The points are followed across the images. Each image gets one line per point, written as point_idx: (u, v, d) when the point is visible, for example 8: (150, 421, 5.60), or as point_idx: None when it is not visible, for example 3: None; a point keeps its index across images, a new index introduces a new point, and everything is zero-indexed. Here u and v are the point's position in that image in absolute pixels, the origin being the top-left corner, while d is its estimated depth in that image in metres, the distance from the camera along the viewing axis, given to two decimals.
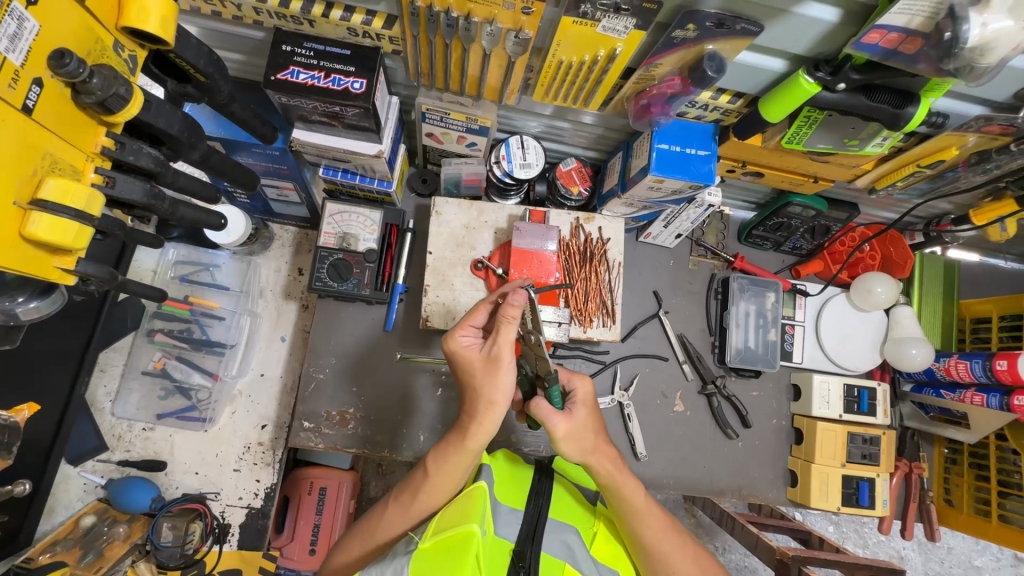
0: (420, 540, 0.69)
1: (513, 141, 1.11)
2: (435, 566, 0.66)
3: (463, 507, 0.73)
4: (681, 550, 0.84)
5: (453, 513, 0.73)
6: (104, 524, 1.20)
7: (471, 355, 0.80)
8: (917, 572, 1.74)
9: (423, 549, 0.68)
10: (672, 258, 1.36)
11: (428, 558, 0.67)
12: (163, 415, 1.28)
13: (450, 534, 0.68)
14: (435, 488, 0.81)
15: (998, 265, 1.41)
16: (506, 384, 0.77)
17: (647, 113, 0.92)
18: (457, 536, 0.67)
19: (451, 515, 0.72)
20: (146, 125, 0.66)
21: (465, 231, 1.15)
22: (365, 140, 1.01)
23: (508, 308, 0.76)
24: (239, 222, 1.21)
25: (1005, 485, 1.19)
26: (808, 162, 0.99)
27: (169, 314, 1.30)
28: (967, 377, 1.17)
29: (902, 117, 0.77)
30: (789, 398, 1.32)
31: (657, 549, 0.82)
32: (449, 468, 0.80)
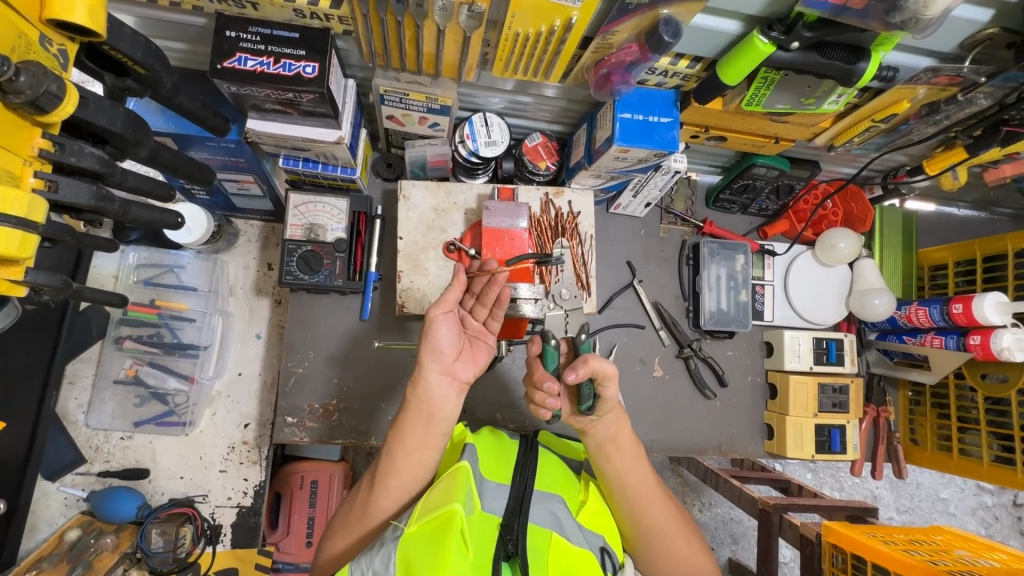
0: (406, 525, 0.70)
1: (476, 119, 1.09)
2: (423, 549, 0.67)
3: (448, 488, 0.74)
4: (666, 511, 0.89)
5: (440, 495, 0.74)
6: (90, 536, 1.17)
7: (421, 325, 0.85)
8: (889, 509, 1.84)
9: (412, 534, 0.68)
10: (643, 228, 1.37)
11: (417, 541, 0.68)
12: (141, 423, 1.25)
13: (435, 515, 0.69)
14: (408, 460, 0.79)
15: (953, 213, 1.46)
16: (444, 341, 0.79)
17: (608, 82, 0.91)
18: (442, 517, 0.68)
19: (437, 498, 0.73)
20: (85, 123, 0.63)
21: (434, 214, 1.13)
22: (324, 126, 0.98)
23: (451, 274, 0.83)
24: (200, 220, 1.17)
25: (965, 421, 1.26)
26: (769, 123, 1.01)
27: (136, 319, 1.27)
28: (926, 322, 1.23)
29: (855, 73, 0.78)
30: (762, 355, 1.37)
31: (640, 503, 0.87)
32: (414, 436, 0.79)
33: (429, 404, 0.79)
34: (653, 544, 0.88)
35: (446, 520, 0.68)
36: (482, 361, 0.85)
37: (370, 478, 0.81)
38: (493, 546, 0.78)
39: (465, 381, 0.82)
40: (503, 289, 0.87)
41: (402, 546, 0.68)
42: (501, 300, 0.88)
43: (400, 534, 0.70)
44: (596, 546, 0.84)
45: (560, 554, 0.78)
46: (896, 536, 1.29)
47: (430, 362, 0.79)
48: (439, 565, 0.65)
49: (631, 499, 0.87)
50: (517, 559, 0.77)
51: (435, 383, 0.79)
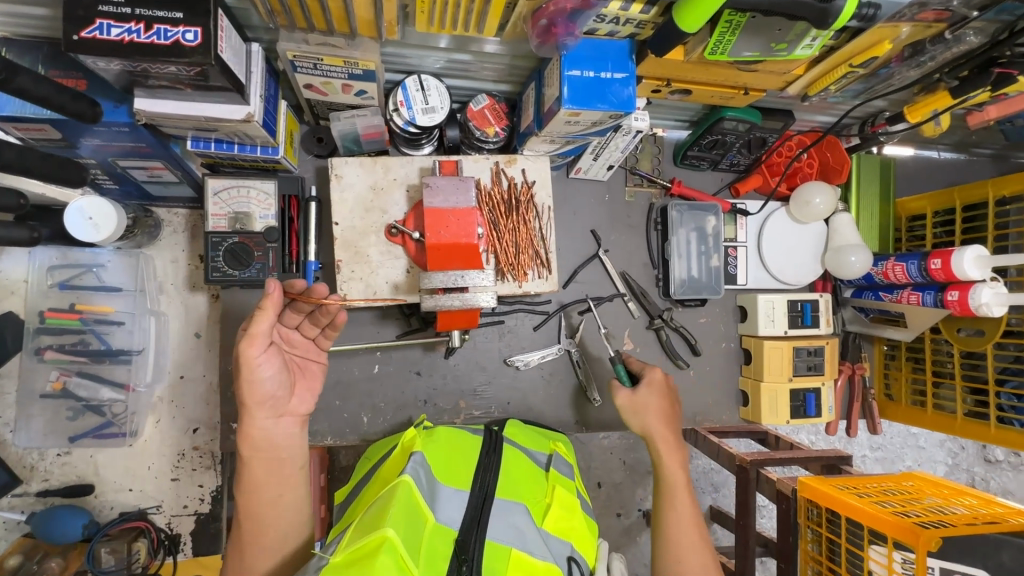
0: (329, 555, 0.65)
1: (410, 82, 0.96)
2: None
3: (384, 512, 0.70)
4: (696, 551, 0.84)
5: (373, 522, 0.70)
6: (32, 561, 1.12)
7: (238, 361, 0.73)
8: (862, 448, 1.87)
9: (336, 563, 0.63)
10: (607, 192, 1.27)
11: (340, 569, 0.62)
12: (77, 437, 1.15)
13: (362, 542, 0.65)
14: (265, 506, 0.74)
15: (932, 156, 1.38)
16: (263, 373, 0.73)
17: (550, 35, 0.79)
18: (372, 543, 0.65)
19: (369, 525, 0.69)
20: None
21: (373, 193, 1.02)
22: (227, 102, 0.84)
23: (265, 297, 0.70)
24: (109, 215, 1.01)
25: (939, 375, 1.23)
26: (736, 72, 0.90)
27: (57, 327, 1.13)
28: (904, 278, 1.17)
29: (831, 13, 0.67)
30: (736, 320, 1.31)
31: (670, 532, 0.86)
32: (267, 480, 0.75)
33: (273, 448, 0.76)
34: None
35: (374, 549, 0.64)
36: (319, 387, 0.83)
37: (233, 550, 0.74)
38: (445, 563, 0.73)
39: (304, 415, 0.79)
40: (337, 312, 0.82)
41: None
42: (334, 323, 0.83)
43: (324, 564, 0.64)
44: (563, 555, 0.84)
45: (519, 568, 0.77)
46: (869, 486, 1.27)
47: (260, 409, 0.74)
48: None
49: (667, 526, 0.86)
50: None
51: (272, 427, 0.76)
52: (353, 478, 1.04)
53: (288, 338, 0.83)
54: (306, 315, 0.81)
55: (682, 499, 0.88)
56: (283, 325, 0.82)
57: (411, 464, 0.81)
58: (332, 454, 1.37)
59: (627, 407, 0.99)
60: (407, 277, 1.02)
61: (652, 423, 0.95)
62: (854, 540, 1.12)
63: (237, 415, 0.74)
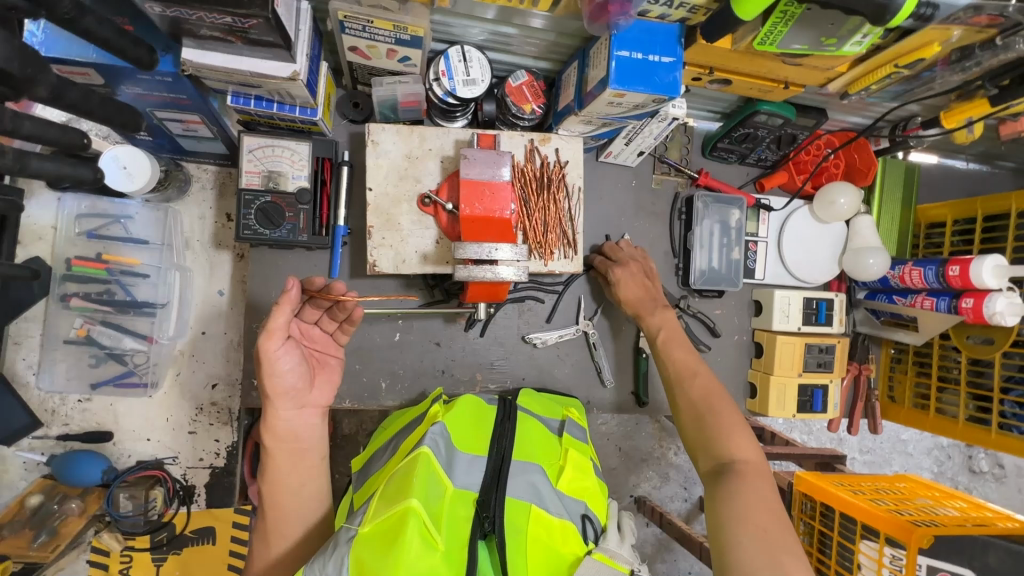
0: (359, 526, 0.72)
1: (452, 52, 0.96)
2: (376, 548, 0.69)
3: (407, 482, 0.76)
4: (695, 380, 1.00)
5: (395, 491, 0.76)
6: (53, 502, 1.15)
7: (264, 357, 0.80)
8: (852, 450, 1.91)
9: (364, 534, 0.71)
10: (635, 178, 1.28)
11: (367, 541, 0.70)
12: (98, 384, 1.17)
13: (388, 516, 0.72)
14: (288, 496, 0.85)
15: (956, 165, 1.39)
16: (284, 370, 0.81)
17: (604, 13, 0.79)
18: (396, 517, 0.71)
19: (392, 495, 0.75)
20: None
21: (407, 161, 1.02)
22: (274, 58, 0.84)
23: (285, 296, 0.77)
24: (144, 166, 1.02)
25: (945, 380, 1.26)
26: (779, 65, 0.90)
27: (83, 275, 1.15)
28: (920, 283, 1.19)
29: (889, 10, 0.67)
30: (750, 314, 1.34)
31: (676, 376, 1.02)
32: (288, 473, 0.85)
33: (295, 440, 0.85)
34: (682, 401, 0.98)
35: (401, 521, 0.70)
36: (336, 380, 0.91)
37: (259, 531, 0.85)
38: (468, 528, 0.78)
39: (323, 406, 0.89)
40: (354, 308, 0.89)
41: (356, 548, 0.69)
42: (352, 318, 0.91)
43: (354, 535, 0.71)
44: (577, 513, 0.87)
45: (540, 526, 0.80)
46: (863, 484, 1.30)
47: (282, 401, 0.83)
48: (396, 560, 0.67)
49: (672, 373, 1.03)
50: (493, 536, 0.78)
51: (293, 418, 0.85)
52: (370, 447, 1.07)
53: (308, 333, 0.91)
54: (328, 309, 0.90)
55: (678, 348, 1.06)
56: (304, 319, 0.91)
57: (428, 434, 0.84)
58: (337, 420, 1.39)
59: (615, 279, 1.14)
60: (436, 247, 1.03)
61: (637, 310, 1.13)
62: (846, 534, 1.15)
63: (262, 405, 0.83)
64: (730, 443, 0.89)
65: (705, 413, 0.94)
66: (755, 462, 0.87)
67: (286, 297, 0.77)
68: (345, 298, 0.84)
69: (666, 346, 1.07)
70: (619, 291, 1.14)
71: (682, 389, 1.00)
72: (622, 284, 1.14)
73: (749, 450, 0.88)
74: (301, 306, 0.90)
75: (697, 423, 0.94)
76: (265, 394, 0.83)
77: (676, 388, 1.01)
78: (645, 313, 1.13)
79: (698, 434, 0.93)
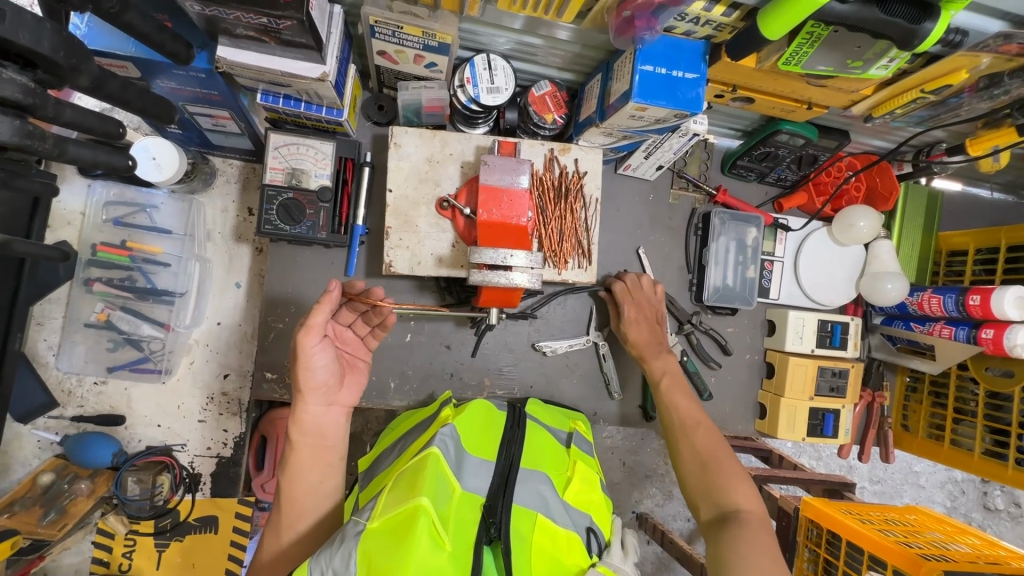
0: (367, 521, 0.72)
1: (478, 60, 0.97)
2: (387, 541, 0.69)
3: (419, 479, 0.76)
4: (701, 430, 1.02)
5: (407, 488, 0.76)
6: (64, 481, 1.17)
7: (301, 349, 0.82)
8: (862, 479, 1.88)
9: (373, 529, 0.71)
10: (652, 192, 1.28)
11: (376, 536, 0.70)
12: (114, 368, 1.20)
13: (398, 511, 0.72)
14: (302, 491, 0.86)
15: (980, 195, 1.37)
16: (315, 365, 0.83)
17: (630, 27, 0.80)
18: (406, 513, 0.71)
19: (404, 491, 0.75)
20: (4, 43, 0.51)
21: (428, 165, 1.04)
22: (305, 59, 0.86)
23: (327, 295, 0.80)
24: (172, 158, 1.05)
25: (960, 412, 1.23)
26: (803, 86, 0.90)
27: (106, 262, 1.18)
28: (938, 311, 1.17)
29: (918, 35, 0.68)
30: (762, 333, 1.32)
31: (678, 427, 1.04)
32: (306, 469, 0.86)
33: (318, 435, 0.87)
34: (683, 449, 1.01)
35: (411, 519, 0.71)
36: (364, 381, 0.95)
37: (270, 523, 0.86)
38: (476, 530, 0.78)
39: (349, 406, 0.91)
40: (387, 316, 0.95)
41: (364, 542, 0.69)
42: (384, 323, 0.97)
43: (362, 529, 0.71)
44: (583, 526, 0.87)
45: (545, 536, 0.80)
46: (872, 514, 1.27)
47: (313, 396, 0.85)
48: (406, 560, 0.67)
49: (675, 421, 1.05)
50: (499, 542, 0.78)
51: (321, 413, 0.87)
52: (376, 447, 1.08)
53: (341, 335, 0.95)
54: (363, 312, 0.95)
55: (680, 397, 1.08)
56: (340, 321, 0.95)
57: (439, 435, 0.85)
58: None
59: (630, 320, 1.14)
60: (452, 250, 1.04)
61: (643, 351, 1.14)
62: (852, 563, 1.12)
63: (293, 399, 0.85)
64: (736, 494, 0.91)
65: (708, 465, 0.96)
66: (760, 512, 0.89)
67: (328, 296, 0.80)
68: (382, 304, 0.90)
69: (666, 395, 1.08)
70: (628, 331, 1.14)
71: (687, 438, 1.01)
72: (632, 325, 1.14)
73: (753, 500, 0.91)
74: (338, 309, 0.94)
75: (700, 475, 0.96)
76: (297, 388, 0.85)
77: (679, 437, 1.02)
78: (649, 355, 1.13)
79: (702, 485, 0.95)
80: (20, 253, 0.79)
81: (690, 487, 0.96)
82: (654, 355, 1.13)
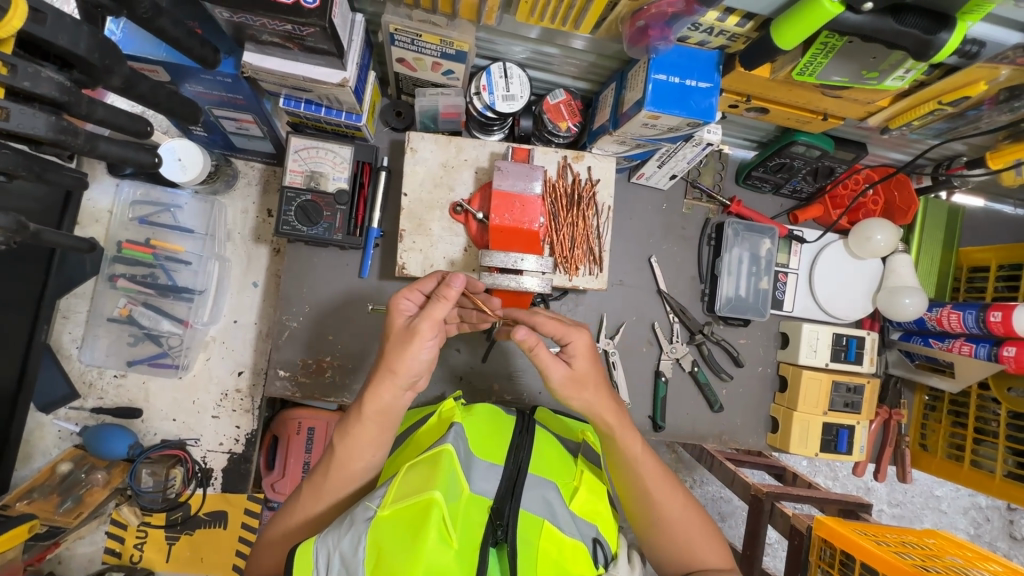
0: (378, 508, 0.73)
1: (494, 68, 0.99)
2: (397, 533, 0.70)
3: (431, 475, 0.77)
4: (671, 495, 0.87)
5: (420, 481, 0.76)
6: (82, 471, 1.20)
7: (398, 320, 0.80)
8: (880, 501, 1.83)
9: (384, 516, 0.72)
10: (665, 202, 1.28)
11: (386, 525, 0.71)
12: (134, 362, 1.23)
13: (411, 502, 0.73)
14: (344, 463, 0.79)
15: (1004, 211, 1.34)
16: (416, 357, 0.75)
17: (644, 37, 0.82)
18: (417, 506, 0.72)
19: (416, 483, 0.76)
20: (43, 43, 0.55)
21: (443, 170, 1.06)
22: (327, 65, 0.89)
23: (446, 287, 0.76)
24: (197, 159, 1.09)
25: (981, 433, 1.20)
26: (819, 96, 0.90)
27: (131, 258, 1.22)
28: (958, 327, 1.14)
29: (933, 46, 0.67)
30: (776, 346, 1.31)
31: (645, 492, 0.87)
32: (355, 441, 0.78)
33: (389, 417, 0.78)
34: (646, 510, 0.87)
35: (423, 511, 0.71)
36: None
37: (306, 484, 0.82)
38: (482, 530, 0.79)
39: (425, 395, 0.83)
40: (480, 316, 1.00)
41: (374, 529, 0.71)
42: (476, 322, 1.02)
43: (372, 516, 0.72)
44: (589, 537, 0.85)
45: (550, 543, 0.80)
46: (887, 536, 1.23)
47: (386, 385, 0.76)
48: (415, 553, 0.68)
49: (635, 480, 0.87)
50: (505, 545, 0.78)
51: (396, 399, 0.77)
52: None
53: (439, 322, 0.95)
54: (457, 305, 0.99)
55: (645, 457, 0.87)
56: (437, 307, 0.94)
57: (450, 433, 0.85)
58: None
59: (567, 385, 0.83)
60: (464, 254, 1.05)
61: (591, 400, 0.84)
62: None
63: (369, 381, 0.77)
64: (710, 560, 0.86)
65: (676, 534, 0.87)
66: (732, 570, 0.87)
67: (447, 290, 0.76)
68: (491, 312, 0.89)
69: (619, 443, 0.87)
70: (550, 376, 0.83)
71: (651, 505, 0.87)
72: (550, 366, 0.82)
73: (725, 560, 0.87)
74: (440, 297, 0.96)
75: (668, 542, 0.87)
76: (384, 370, 0.76)
77: (641, 503, 0.88)
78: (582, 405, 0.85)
79: (671, 551, 0.87)
80: (51, 243, 0.88)
81: (654, 550, 0.89)
82: (607, 412, 0.85)
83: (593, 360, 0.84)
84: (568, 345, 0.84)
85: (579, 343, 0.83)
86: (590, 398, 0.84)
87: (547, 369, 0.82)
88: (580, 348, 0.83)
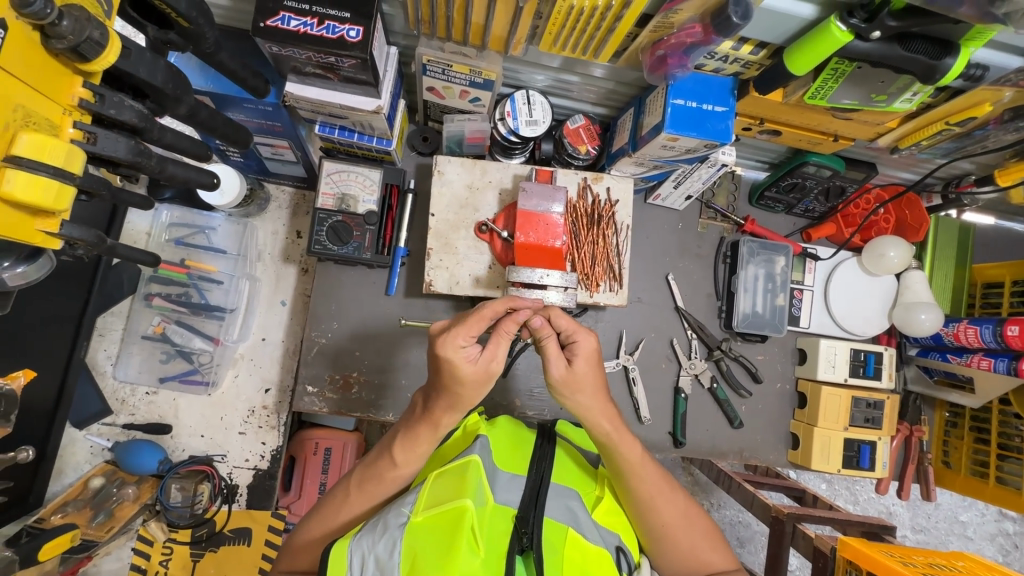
0: (410, 514, 0.75)
1: (518, 96, 1.05)
2: (429, 538, 0.72)
3: (462, 481, 0.78)
4: (672, 502, 0.89)
5: (452, 487, 0.78)
6: (112, 486, 1.23)
7: (462, 367, 0.75)
8: (904, 527, 1.79)
9: (417, 522, 0.74)
10: (680, 221, 1.32)
11: (419, 531, 0.73)
12: (166, 379, 1.27)
13: (441, 510, 0.74)
14: (398, 475, 0.83)
15: (1014, 229, 1.37)
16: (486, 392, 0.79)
17: (663, 65, 0.87)
18: (450, 513, 0.73)
19: (448, 490, 0.77)
20: (125, 74, 0.63)
21: (468, 192, 1.10)
22: (363, 94, 0.95)
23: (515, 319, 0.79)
24: (234, 183, 1.15)
25: (1005, 449, 1.20)
26: (829, 119, 0.95)
27: (166, 278, 1.27)
28: (975, 342, 1.14)
29: (938, 70, 0.72)
30: (793, 362, 1.32)
31: (647, 501, 0.87)
32: (413, 454, 0.82)
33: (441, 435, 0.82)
34: (653, 521, 0.88)
35: (455, 519, 0.73)
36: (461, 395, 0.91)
37: (352, 486, 0.85)
38: (507, 541, 0.80)
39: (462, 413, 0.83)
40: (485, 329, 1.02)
41: (408, 535, 0.73)
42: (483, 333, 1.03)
43: (405, 522, 0.74)
44: (612, 544, 0.86)
45: (575, 550, 0.80)
46: (916, 558, 1.21)
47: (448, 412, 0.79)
48: (448, 563, 0.69)
49: (639, 489, 0.87)
50: (530, 553, 0.79)
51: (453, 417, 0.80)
52: None
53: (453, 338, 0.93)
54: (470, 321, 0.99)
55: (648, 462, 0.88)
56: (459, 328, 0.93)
57: (477, 444, 0.87)
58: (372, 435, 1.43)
59: (562, 383, 0.82)
60: (489, 271, 1.08)
61: (584, 407, 0.84)
62: None
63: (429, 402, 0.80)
64: (716, 561, 0.89)
65: (682, 537, 0.89)
66: (735, 567, 0.91)
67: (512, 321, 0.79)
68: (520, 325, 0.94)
69: (618, 446, 0.86)
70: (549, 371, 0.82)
71: (654, 514, 0.88)
72: (551, 360, 0.81)
73: (730, 559, 0.91)
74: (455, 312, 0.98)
75: (677, 550, 0.89)
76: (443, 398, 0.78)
77: (643, 512, 0.88)
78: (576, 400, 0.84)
79: (679, 557, 0.89)
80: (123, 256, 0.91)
81: (662, 555, 0.90)
82: (607, 416, 0.85)
83: (594, 362, 0.83)
84: (573, 345, 0.82)
85: (584, 341, 0.83)
86: (585, 400, 0.84)
87: (547, 363, 0.82)
88: (584, 348, 0.82)
